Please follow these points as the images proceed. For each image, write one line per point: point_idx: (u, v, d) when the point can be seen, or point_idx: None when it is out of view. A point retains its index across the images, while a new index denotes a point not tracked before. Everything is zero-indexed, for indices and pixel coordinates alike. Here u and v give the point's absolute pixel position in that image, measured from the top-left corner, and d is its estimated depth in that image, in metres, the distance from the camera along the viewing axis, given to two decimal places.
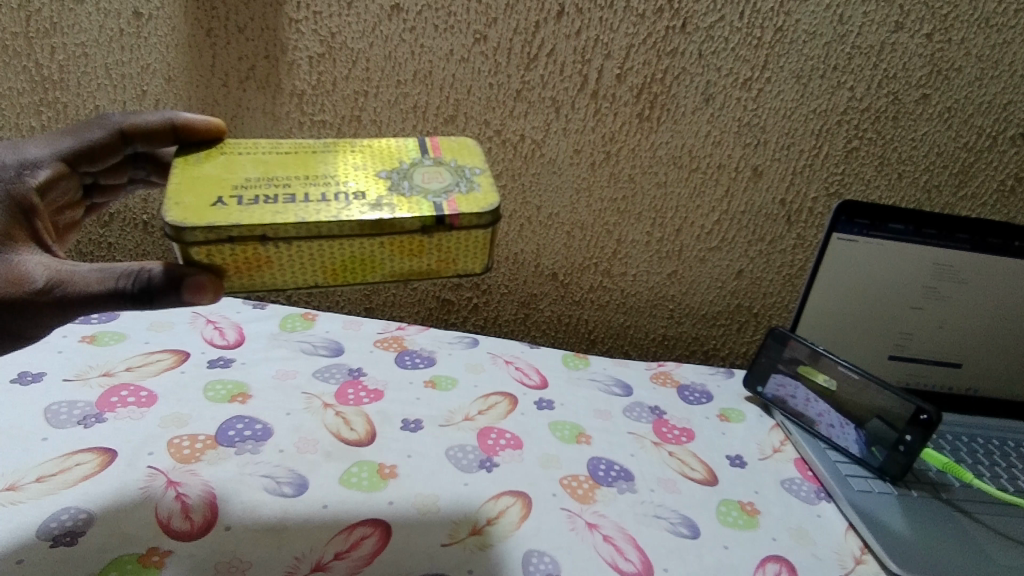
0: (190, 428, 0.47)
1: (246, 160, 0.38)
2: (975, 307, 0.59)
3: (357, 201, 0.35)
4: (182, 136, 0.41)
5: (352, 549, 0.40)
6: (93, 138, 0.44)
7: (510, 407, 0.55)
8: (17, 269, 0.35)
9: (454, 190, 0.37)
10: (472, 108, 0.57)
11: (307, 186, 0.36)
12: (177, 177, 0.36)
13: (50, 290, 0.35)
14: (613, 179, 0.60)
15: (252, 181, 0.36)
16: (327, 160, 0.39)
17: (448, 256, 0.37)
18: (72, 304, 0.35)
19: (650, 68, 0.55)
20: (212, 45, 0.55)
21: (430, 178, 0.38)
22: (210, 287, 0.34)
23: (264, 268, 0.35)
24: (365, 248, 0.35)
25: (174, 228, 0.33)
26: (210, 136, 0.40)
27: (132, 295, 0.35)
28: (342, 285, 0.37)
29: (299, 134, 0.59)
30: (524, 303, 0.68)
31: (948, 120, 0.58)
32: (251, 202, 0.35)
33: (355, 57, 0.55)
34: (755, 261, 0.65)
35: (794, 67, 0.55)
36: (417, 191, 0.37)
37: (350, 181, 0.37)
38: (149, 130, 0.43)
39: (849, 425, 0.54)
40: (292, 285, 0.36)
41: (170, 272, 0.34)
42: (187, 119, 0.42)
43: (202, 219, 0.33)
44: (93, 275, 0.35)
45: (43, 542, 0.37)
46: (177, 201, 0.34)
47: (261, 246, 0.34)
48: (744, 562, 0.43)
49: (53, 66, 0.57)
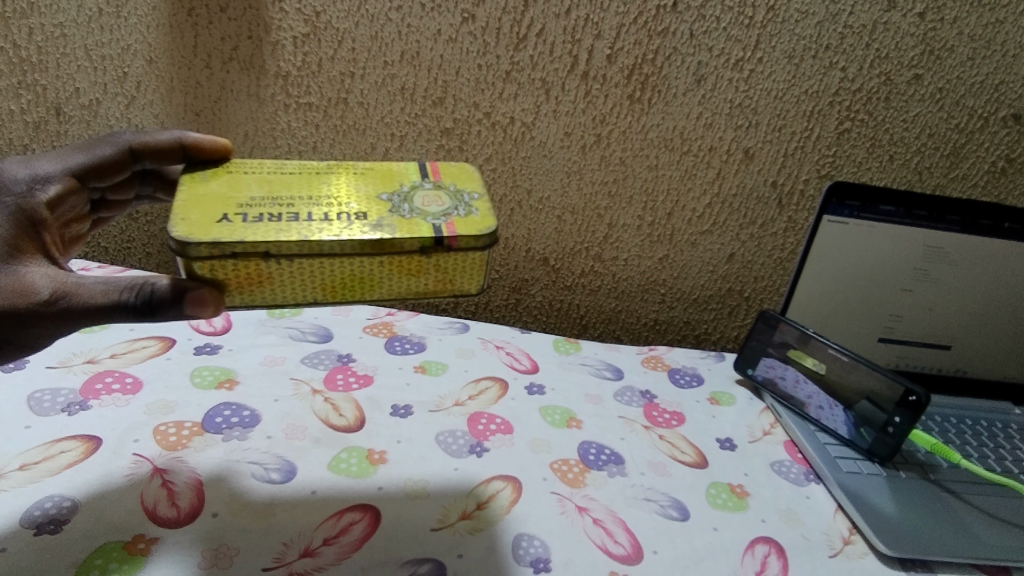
0: (176, 415, 0.46)
1: (251, 179, 0.39)
2: (965, 290, 0.60)
3: (359, 221, 0.36)
4: (188, 155, 0.41)
5: (340, 535, 0.39)
6: (105, 155, 0.44)
7: (501, 392, 0.55)
8: (23, 280, 0.35)
9: (453, 213, 0.38)
10: (461, 90, 0.56)
11: (311, 206, 0.37)
12: (184, 194, 0.36)
13: (56, 301, 0.35)
14: (603, 162, 0.60)
15: (257, 200, 0.37)
16: (330, 182, 0.39)
17: (447, 276, 0.37)
18: (75, 315, 0.35)
19: (641, 48, 0.55)
20: (194, 25, 0.54)
21: (430, 201, 0.38)
22: (211, 301, 0.34)
23: (265, 284, 0.35)
24: (366, 265, 0.36)
25: (178, 241, 0.33)
26: (217, 155, 0.41)
27: (135, 307, 0.34)
28: (339, 301, 0.37)
29: (284, 117, 0.58)
30: (516, 288, 0.67)
31: (940, 101, 0.57)
32: (256, 219, 0.35)
33: (340, 38, 0.54)
34: (747, 245, 0.65)
35: (786, 47, 0.55)
36: (417, 213, 0.37)
37: (351, 202, 0.37)
38: (159, 149, 0.44)
39: (837, 407, 0.54)
40: (291, 301, 0.36)
41: (171, 284, 0.34)
42: (194, 138, 0.42)
43: (207, 234, 0.33)
44: (98, 286, 0.35)
45: (26, 530, 0.37)
46: (184, 218, 0.34)
47: (263, 262, 0.34)
48: (733, 544, 0.43)
49: (32, 47, 0.55)
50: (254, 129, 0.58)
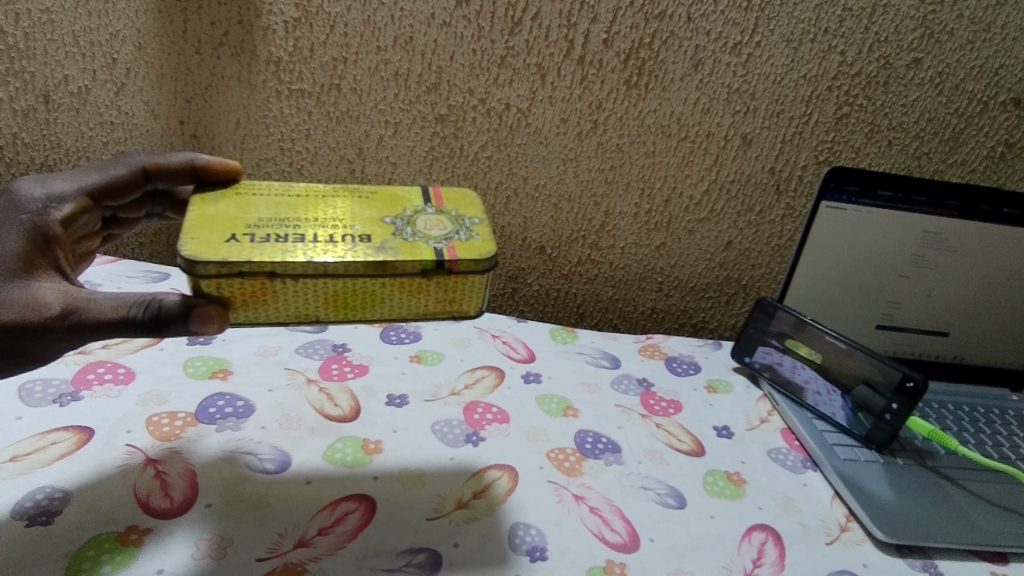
0: (169, 406, 0.46)
1: (258, 201, 0.40)
2: (963, 275, 0.59)
3: (363, 243, 0.37)
4: (200, 177, 0.43)
5: (335, 525, 0.39)
6: (118, 175, 0.45)
7: (497, 381, 0.55)
8: (34, 295, 0.36)
9: (454, 237, 0.39)
10: (455, 75, 0.56)
11: (316, 228, 0.38)
12: (193, 214, 0.37)
13: (67, 316, 0.35)
14: (600, 149, 0.59)
15: (264, 220, 0.38)
16: (334, 205, 0.40)
17: (449, 297, 0.38)
18: (84, 330, 0.35)
19: (638, 32, 0.54)
20: (183, 10, 0.53)
21: (432, 225, 0.40)
22: (216, 318, 0.35)
23: (269, 301, 0.36)
24: (369, 283, 0.36)
25: (187, 260, 0.34)
26: (228, 177, 0.43)
27: (143, 323, 0.35)
28: (342, 319, 0.38)
29: (277, 104, 0.57)
30: (513, 277, 0.67)
31: (940, 85, 0.57)
32: (263, 240, 0.36)
33: (332, 22, 0.53)
34: (744, 232, 0.64)
35: (784, 31, 0.54)
36: (419, 237, 0.38)
37: (355, 225, 0.39)
38: (172, 171, 0.45)
39: (835, 392, 0.54)
40: (294, 318, 0.37)
41: (178, 299, 0.35)
42: (205, 160, 0.43)
43: (215, 253, 0.34)
44: (107, 301, 0.36)
45: (17, 522, 0.36)
46: (193, 237, 0.35)
47: (270, 281, 0.35)
48: (730, 531, 0.43)
49: (18, 33, 0.54)
50: (246, 117, 0.57)
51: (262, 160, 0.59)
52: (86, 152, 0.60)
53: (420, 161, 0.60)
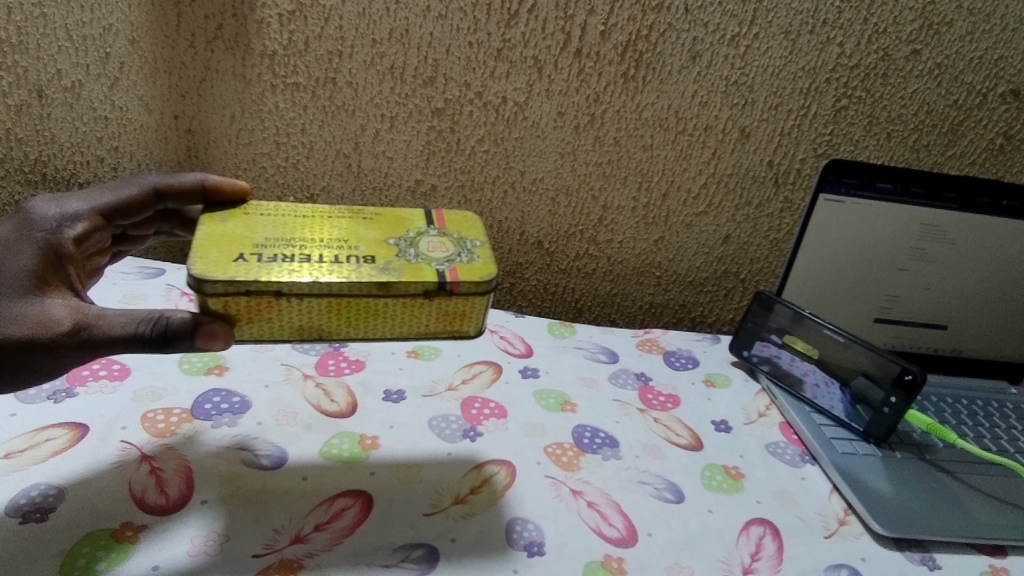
0: (164, 402, 0.46)
1: (265, 221, 0.39)
2: (962, 269, 0.59)
3: (367, 265, 0.37)
4: (210, 198, 0.43)
5: (332, 520, 0.39)
6: (129, 195, 0.45)
7: (494, 376, 0.54)
8: (45, 312, 0.35)
9: (456, 259, 0.39)
10: (452, 68, 0.55)
11: (322, 248, 0.38)
12: (202, 232, 0.37)
13: (77, 333, 0.35)
14: (598, 142, 0.59)
15: (272, 240, 0.38)
16: (339, 225, 0.40)
17: (451, 317, 0.38)
18: (93, 347, 0.35)
19: (635, 24, 0.53)
20: (177, 3, 0.52)
21: (434, 247, 0.39)
22: (222, 335, 0.35)
23: (274, 320, 0.36)
24: (369, 302, 0.36)
25: (195, 278, 0.33)
26: (234, 197, 0.42)
27: (152, 340, 0.34)
28: (345, 336, 0.38)
29: (272, 98, 0.56)
30: (510, 271, 0.67)
31: (939, 77, 0.57)
32: (271, 260, 0.36)
33: (327, 15, 0.53)
34: (743, 226, 0.64)
35: (782, 22, 0.54)
36: (422, 258, 0.38)
37: (360, 246, 0.38)
38: (182, 191, 0.44)
39: (834, 385, 0.54)
40: (296, 334, 0.37)
41: (187, 316, 0.34)
42: (216, 181, 0.43)
43: (224, 272, 0.34)
44: (117, 318, 0.35)
45: (11, 519, 0.36)
46: (202, 255, 0.35)
47: (276, 299, 0.35)
48: (728, 526, 0.43)
49: (10, 27, 0.53)
50: (241, 111, 0.57)
51: (257, 155, 0.59)
52: (81, 148, 0.59)
53: (417, 156, 0.59)
